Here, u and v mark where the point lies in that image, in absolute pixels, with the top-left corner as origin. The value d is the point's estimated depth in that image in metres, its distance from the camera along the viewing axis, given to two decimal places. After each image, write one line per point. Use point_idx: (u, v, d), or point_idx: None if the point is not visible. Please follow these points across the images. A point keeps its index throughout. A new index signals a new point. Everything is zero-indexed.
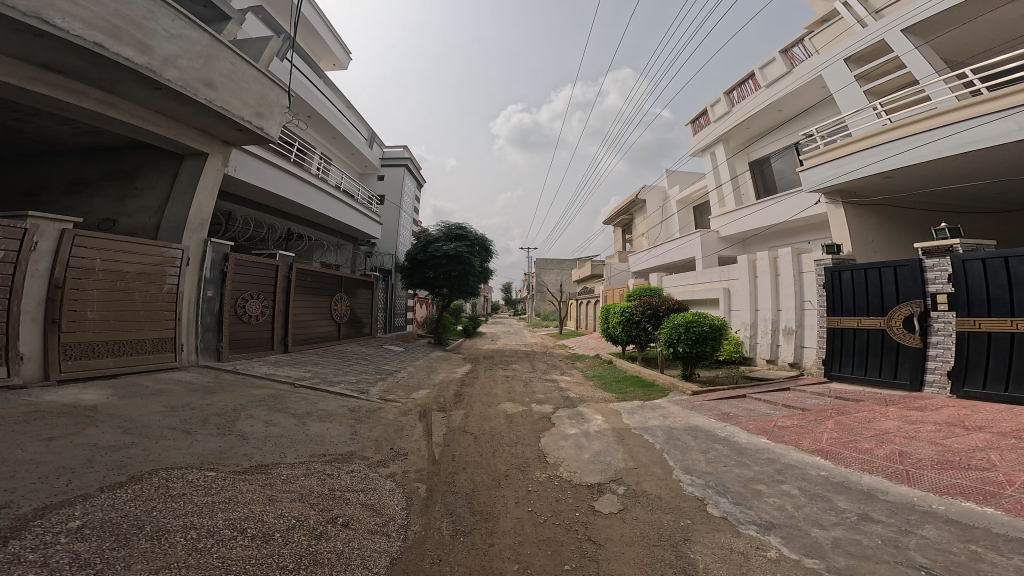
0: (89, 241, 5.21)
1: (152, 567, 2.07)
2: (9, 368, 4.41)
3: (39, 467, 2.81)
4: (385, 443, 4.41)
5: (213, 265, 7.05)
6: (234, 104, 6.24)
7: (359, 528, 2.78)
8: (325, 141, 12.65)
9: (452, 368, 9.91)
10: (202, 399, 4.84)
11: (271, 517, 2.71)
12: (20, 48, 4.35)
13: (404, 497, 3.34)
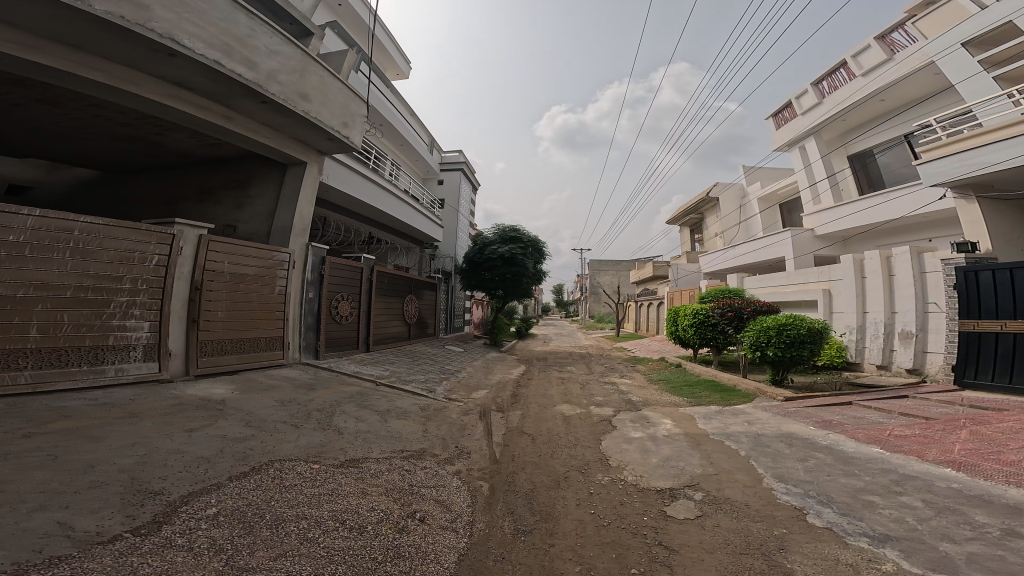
0: (217, 248, 5.89)
1: (271, 553, 2.34)
2: (162, 363, 5.11)
3: (183, 457, 3.25)
4: (454, 441, 4.54)
5: (313, 266, 7.57)
6: (324, 114, 6.72)
7: (433, 523, 2.92)
8: (393, 148, 13.24)
9: (508, 368, 10.05)
10: (302, 394, 5.27)
11: (364, 510, 2.95)
12: (160, 68, 4.92)
13: (472, 494, 3.45)
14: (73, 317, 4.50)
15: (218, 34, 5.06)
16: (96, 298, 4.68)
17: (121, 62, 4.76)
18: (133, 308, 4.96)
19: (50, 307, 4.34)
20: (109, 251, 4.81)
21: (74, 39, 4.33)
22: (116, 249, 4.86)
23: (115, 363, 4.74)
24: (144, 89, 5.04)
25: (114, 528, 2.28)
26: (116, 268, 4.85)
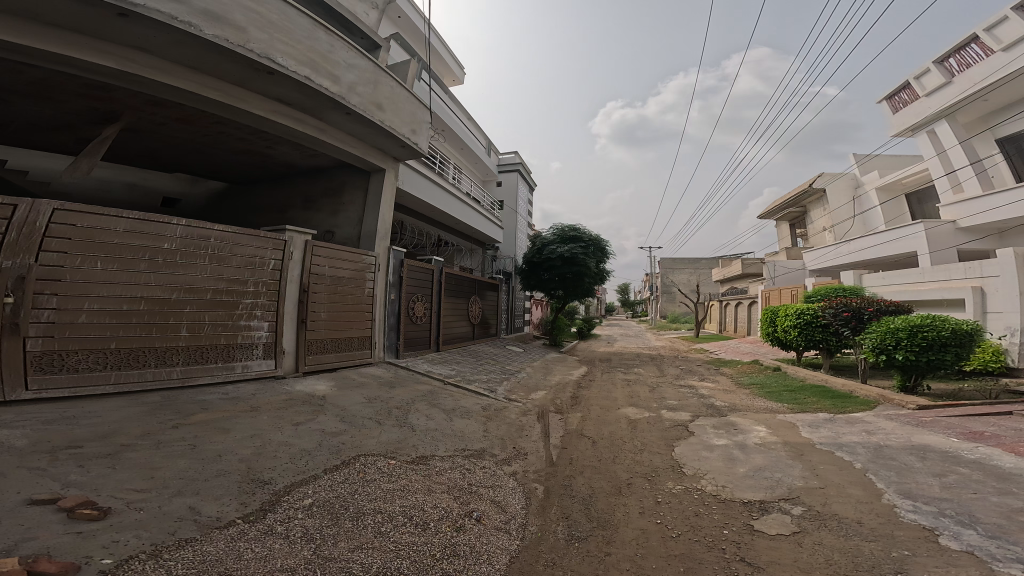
0: (321, 253, 6.36)
1: (350, 545, 2.54)
2: (277, 360, 5.60)
3: (289, 449, 3.58)
4: (510, 441, 4.52)
5: (393, 268, 7.89)
6: (396, 122, 6.92)
7: (488, 524, 2.91)
8: (455, 152, 13.57)
9: (568, 369, 9.86)
10: (387, 392, 5.49)
11: (427, 507, 3.02)
12: (263, 85, 5.38)
13: (528, 497, 3.39)
14: (213, 317, 5.06)
15: (306, 51, 5.39)
16: (228, 300, 5.20)
17: (232, 81, 5.27)
18: (256, 309, 5.48)
19: (195, 308, 4.91)
20: (237, 256, 5.34)
21: (197, 62, 4.86)
22: (240, 256, 5.38)
23: (241, 359, 5.26)
24: (252, 105, 5.57)
25: (230, 514, 2.60)
26: (243, 273, 5.37)
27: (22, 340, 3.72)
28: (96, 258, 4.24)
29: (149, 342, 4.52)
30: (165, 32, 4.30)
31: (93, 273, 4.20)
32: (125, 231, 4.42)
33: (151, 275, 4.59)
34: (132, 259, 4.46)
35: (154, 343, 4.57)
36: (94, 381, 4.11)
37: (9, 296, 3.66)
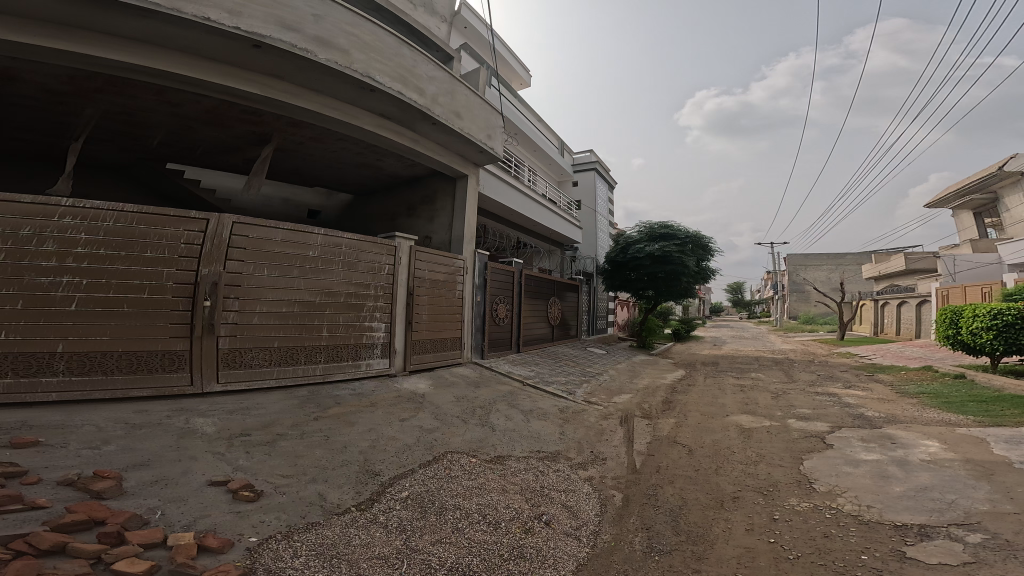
0: (425, 256, 6.07)
1: (434, 537, 2.68)
2: (390, 360, 5.45)
3: (397, 443, 3.72)
4: (587, 444, 4.26)
5: (479, 271, 7.36)
6: (474, 129, 6.30)
7: (557, 528, 2.84)
8: (528, 155, 13.48)
9: (660, 373, 9.12)
10: (475, 391, 5.37)
11: (499, 506, 3.03)
12: (367, 102, 5.12)
13: (601, 503, 3.23)
14: (344, 319, 5.07)
15: (395, 68, 5.02)
16: (355, 302, 5.16)
17: (343, 98, 5.03)
18: (377, 310, 5.38)
19: (333, 310, 4.97)
20: (362, 261, 5.26)
21: (314, 83, 4.69)
22: (364, 263, 5.30)
23: (367, 359, 5.22)
24: (361, 121, 5.31)
25: (347, 501, 2.93)
26: (366, 278, 5.29)
27: (212, 339, 4.07)
28: (262, 266, 4.43)
29: (301, 342, 4.67)
30: (290, 58, 4.23)
31: (262, 279, 4.43)
32: (280, 241, 4.56)
33: (299, 281, 4.70)
34: (289, 266, 4.64)
35: (304, 342, 4.71)
36: (263, 375, 4.37)
37: (207, 300, 4.05)
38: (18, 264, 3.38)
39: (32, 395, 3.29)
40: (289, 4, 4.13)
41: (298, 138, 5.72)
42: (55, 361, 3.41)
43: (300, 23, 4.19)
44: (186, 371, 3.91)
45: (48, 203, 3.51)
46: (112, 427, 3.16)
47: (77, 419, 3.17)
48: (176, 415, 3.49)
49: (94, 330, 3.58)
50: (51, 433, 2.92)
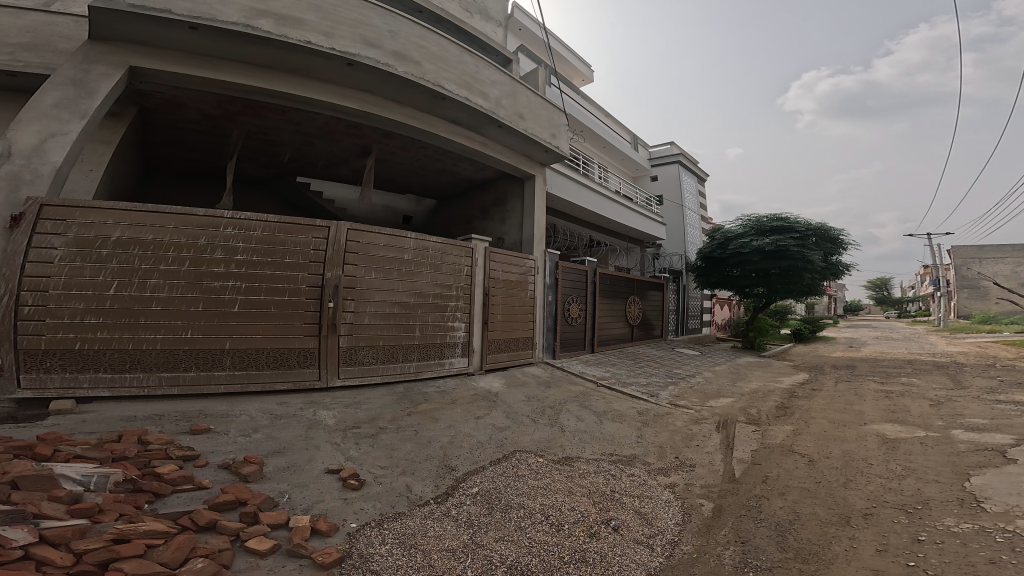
0: (499, 256, 5.79)
1: (497, 534, 2.60)
2: (469, 359, 5.28)
3: (469, 440, 3.68)
4: (670, 450, 3.82)
5: (549, 271, 6.77)
6: (537, 130, 6.02)
7: (627, 535, 2.60)
8: (598, 152, 12.98)
9: (774, 376, 7.93)
10: (545, 390, 5.04)
11: (563, 508, 2.87)
12: (441, 111, 5.15)
13: (683, 511, 2.88)
14: (432, 319, 4.94)
15: (460, 74, 5.03)
16: (439, 303, 5.02)
17: (422, 109, 5.10)
18: (458, 311, 5.21)
19: (425, 311, 4.89)
20: (448, 262, 5.12)
21: (395, 95, 4.81)
22: (447, 266, 5.17)
23: (450, 358, 5.09)
24: (437, 129, 5.32)
25: (426, 494, 2.99)
26: (449, 279, 5.16)
27: (334, 338, 4.21)
28: (373, 270, 4.49)
29: (399, 341, 4.65)
30: (376, 74, 4.40)
31: (371, 281, 4.47)
32: (384, 243, 4.58)
33: (397, 283, 4.67)
34: (393, 268, 4.64)
35: (403, 342, 4.70)
36: (371, 371, 4.43)
37: (331, 300, 4.19)
38: (196, 270, 3.75)
39: (207, 386, 3.68)
40: (369, 23, 4.32)
41: (391, 149, 5.98)
42: (223, 357, 3.77)
43: (380, 38, 4.36)
44: (314, 367, 4.12)
45: (215, 216, 3.85)
46: (261, 416, 3.54)
47: (237, 408, 3.58)
48: (305, 406, 3.79)
49: (248, 329, 3.90)
50: (219, 420, 3.35)
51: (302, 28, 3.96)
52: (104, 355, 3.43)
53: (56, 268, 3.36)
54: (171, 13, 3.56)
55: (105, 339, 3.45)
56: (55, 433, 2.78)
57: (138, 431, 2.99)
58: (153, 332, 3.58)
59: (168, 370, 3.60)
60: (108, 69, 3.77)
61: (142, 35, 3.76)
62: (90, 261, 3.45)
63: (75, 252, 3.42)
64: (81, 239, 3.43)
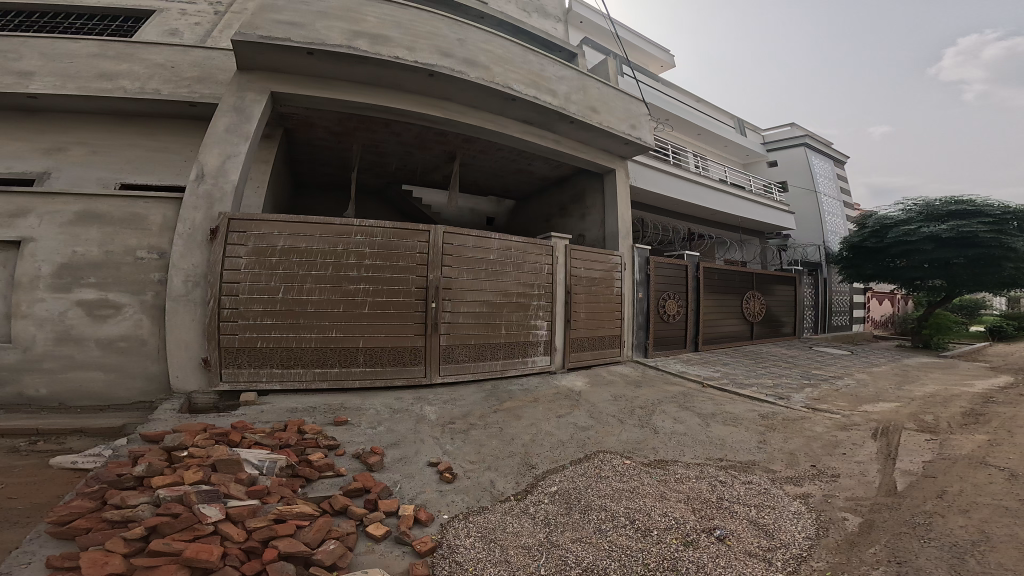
0: (580, 253, 5.40)
1: (574, 535, 2.44)
2: (550, 357, 4.98)
3: (550, 438, 3.54)
4: (805, 455, 3.14)
5: (641, 267, 6.17)
6: (616, 123, 5.50)
7: (736, 547, 2.20)
8: (692, 140, 12.00)
9: (959, 378, 6.23)
10: (634, 390, 4.60)
11: (656, 514, 2.56)
12: (517, 111, 4.89)
13: (816, 524, 2.34)
14: (517, 317, 4.74)
15: (528, 74, 4.76)
16: (523, 301, 4.79)
17: (492, 111, 4.89)
18: (541, 309, 4.94)
19: (508, 311, 4.67)
20: (525, 264, 4.86)
21: (472, 101, 4.66)
22: (529, 266, 4.92)
23: (533, 356, 4.83)
24: (509, 130, 5.07)
25: (506, 491, 2.94)
26: (531, 279, 4.87)
27: (436, 337, 4.19)
28: (462, 271, 4.37)
29: (488, 341, 4.51)
30: (455, 83, 4.31)
31: (460, 283, 4.34)
32: (470, 244, 4.45)
33: (486, 283, 4.54)
34: (481, 269, 4.51)
35: (490, 341, 4.53)
36: (466, 369, 4.38)
37: (431, 302, 4.15)
38: (339, 273, 3.85)
39: (346, 382, 3.86)
40: (440, 34, 4.27)
41: (473, 154, 6.01)
42: (357, 355, 3.89)
43: (453, 48, 4.27)
44: (420, 364, 4.12)
45: (347, 224, 3.90)
46: (382, 410, 3.71)
47: (367, 402, 3.77)
48: (415, 400, 3.92)
49: (376, 328, 3.97)
50: (355, 413, 3.61)
51: (390, 45, 3.98)
52: (275, 354, 3.68)
53: (242, 275, 3.62)
54: (290, 41, 3.66)
55: (277, 338, 3.69)
56: (243, 421, 3.26)
57: (297, 421, 3.35)
58: (309, 333, 3.77)
59: (317, 366, 3.80)
60: (255, 95, 3.97)
61: (276, 62, 3.90)
62: (265, 268, 3.66)
63: (254, 260, 3.66)
64: (255, 249, 3.66)
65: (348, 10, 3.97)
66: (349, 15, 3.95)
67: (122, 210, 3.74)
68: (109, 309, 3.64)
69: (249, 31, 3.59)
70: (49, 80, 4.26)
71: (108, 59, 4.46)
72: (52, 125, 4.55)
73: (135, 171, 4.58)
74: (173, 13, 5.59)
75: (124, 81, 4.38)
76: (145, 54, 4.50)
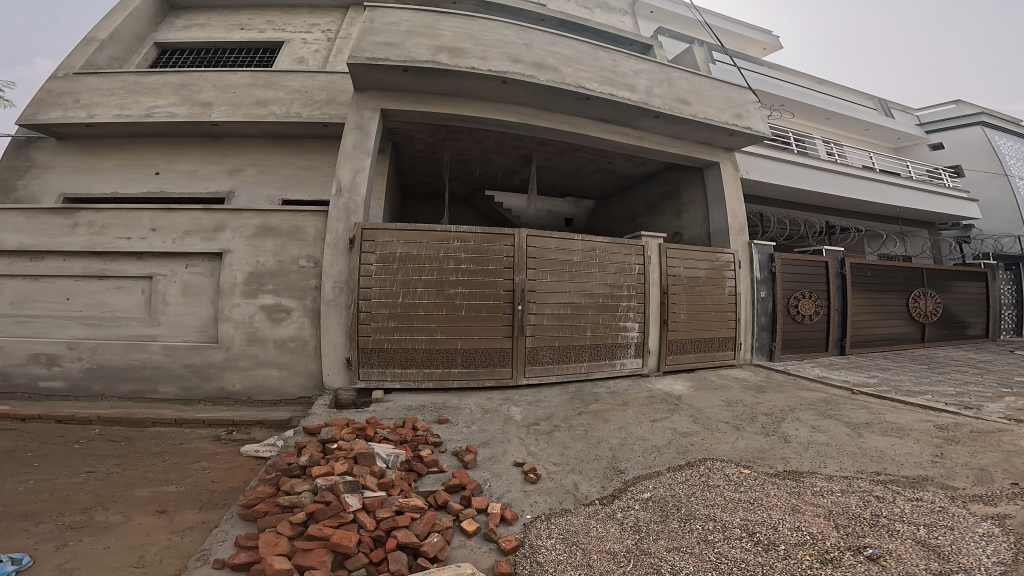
0: (678, 252, 5.36)
1: (670, 546, 2.14)
2: (644, 360, 5.00)
3: (643, 443, 3.28)
4: (1004, 472, 2.30)
5: (761, 265, 5.97)
6: (713, 113, 5.37)
7: (895, 569, 1.69)
8: (820, 126, 10.68)
9: None
10: (756, 396, 4.27)
11: (785, 528, 2.09)
12: (594, 109, 4.94)
13: (1016, 548, 1.68)
14: (603, 319, 4.79)
15: (600, 71, 4.79)
16: (610, 303, 4.83)
17: (569, 112, 5.01)
18: (630, 310, 4.95)
19: (594, 311, 4.73)
20: (611, 263, 4.88)
21: (545, 103, 4.81)
22: (614, 265, 4.92)
23: (622, 358, 4.87)
24: (587, 129, 5.17)
25: (591, 494, 2.74)
26: (620, 279, 4.90)
27: (523, 338, 4.38)
28: (546, 272, 4.54)
29: (573, 342, 4.60)
30: (524, 87, 4.46)
31: (546, 284, 4.52)
32: (553, 246, 4.60)
33: (569, 283, 4.64)
34: (566, 270, 4.63)
35: (574, 341, 4.62)
36: (550, 371, 4.51)
37: (518, 304, 4.36)
38: (441, 279, 4.20)
39: (448, 381, 4.18)
40: (509, 41, 4.50)
41: (549, 156, 6.25)
42: (456, 356, 4.20)
43: (521, 52, 4.47)
44: (508, 365, 4.34)
45: (447, 232, 4.27)
46: (476, 408, 3.89)
47: (463, 402, 3.98)
48: (504, 401, 4.05)
49: (472, 329, 4.25)
50: (456, 413, 3.77)
51: (466, 56, 4.24)
52: (395, 352, 4.11)
53: (373, 280, 4.09)
54: (388, 60, 4.03)
55: (397, 339, 4.11)
56: (374, 418, 3.57)
57: (411, 420, 3.56)
58: (422, 334, 4.15)
59: (426, 366, 4.16)
60: (370, 112, 4.45)
61: (381, 81, 4.34)
62: (390, 274, 4.11)
63: (381, 266, 4.11)
64: (383, 257, 4.12)
65: (429, 27, 4.36)
66: (430, 32, 4.31)
67: (288, 223, 4.33)
68: (282, 313, 4.25)
69: (357, 55, 4.00)
70: (225, 108, 5.27)
71: (257, 87, 5.45)
72: (228, 150, 5.62)
73: (292, 186, 5.58)
74: (298, 43, 6.50)
75: (274, 106, 5.32)
76: (285, 82, 5.45)
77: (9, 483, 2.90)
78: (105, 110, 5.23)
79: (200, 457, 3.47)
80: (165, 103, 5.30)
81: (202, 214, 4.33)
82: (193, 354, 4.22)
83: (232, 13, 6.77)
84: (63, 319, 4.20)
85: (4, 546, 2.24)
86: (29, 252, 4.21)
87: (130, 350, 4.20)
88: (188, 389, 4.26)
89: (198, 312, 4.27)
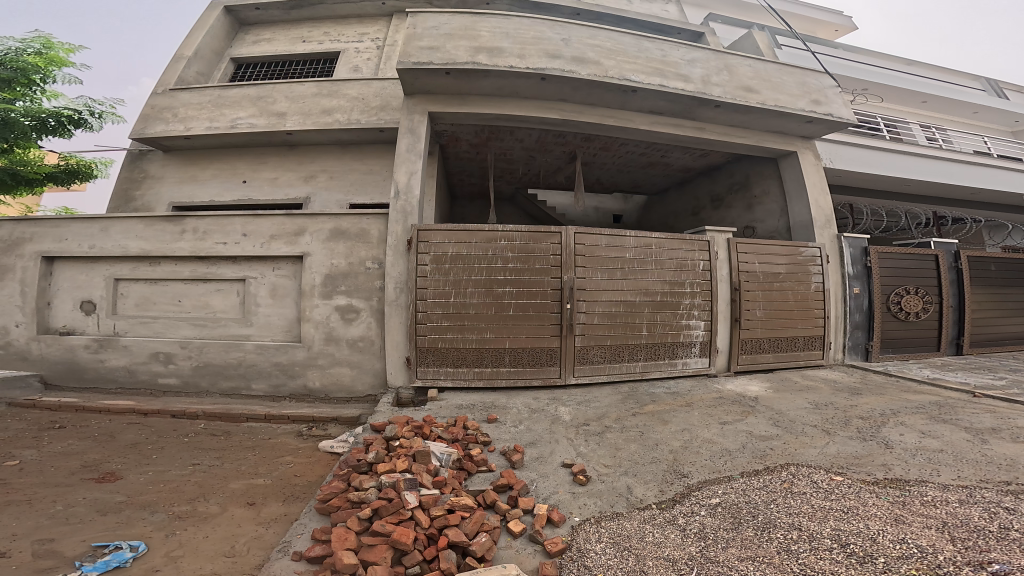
0: (749, 246, 5.03)
1: (743, 554, 1.87)
2: (711, 359, 4.77)
3: (711, 446, 3.00)
4: None
5: (853, 260, 5.40)
6: (786, 99, 5.03)
7: None
8: (913, 111, 9.80)
9: None
10: (849, 399, 3.81)
11: (887, 540, 1.75)
12: (639, 102, 4.89)
13: None
14: (661, 318, 4.62)
15: (647, 62, 4.74)
16: (669, 301, 4.65)
17: (615, 105, 4.99)
18: (694, 309, 4.73)
19: (650, 310, 4.59)
20: (668, 259, 4.71)
21: (587, 98, 4.86)
22: (673, 260, 4.73)
23: (686, 357, 4.69)
24: (635, 122, 5.10)
25: (648, 497, 2.52)
26: (679, 275, 4.71)
27: (572, 337, 4.35)
28: (599, 270, 4.47)
29: (626, 342, 4.51)
30: (565, 83, 4.54)
31: (598, 282, 4.45)
32: (606, 245, 4.53)
33: (623, 281, 4.53)
34: (618, 268, 4.53)
35: (627, 342, 4.52)
36: (601, 370, 4.45)
37: (568, 303, 4.33)
38: (489, 279, 4.30)
39: (496, 381, 4.27)
40: (547, 39, 4.62)
41: (594, 152, 6.22)
42: (505, 355, 4.28)
43: (559, 49, 4.57)
44: (556, 365, 4.34)
45: (496, 232, 4.36)
46: (524, 408, 3.88)
47: (510, 401, 4.00)
48: (551, 401, 4.01)
49: (520, 329, 4.30)
50: (504, 412, 3.76)
51: (503, 55, 4.42)
52: (448, 352, 4.25)
53: (429, 281, 4.27)
54: (431, 63, 4.30)
55: (451, 339, 4.25)
56: (430, 417, 3.57)
57: (462, 419, 3.53)
58: (472, 334, 4.26)
59: (477, 365, 4.26)
60: (420, 116, 4.73)
61: (429, 85, 4.63)
62: (443, 275, 4.27)
63: (436, 267, 4.29)
64: (438, 259, 4.30)
65: (468, 29, 4.59)
66: (469, 34, 4.55)
67: (355, 226, 4.70)
68: (353, 313, 4.57)
69: (404, 60, 4.32)
70: (297, 118, 6.01)
71: (322, 97, 6.17)
72: (302, 158, 6.37)
73: (357, 192, 6.16)
74: (351, 52, 7.30)
75: (338, 114, 5.97)
76: (345, 90, 6.14)
77: (131, 474, 3.25)
78: (198, 123, 6.10)
79: (285, 451, 3.73)
80: (246, 115, 6.12)
81: (284, 220, 4.79)
82: (280, 353, 4.66)
83: (294, 27, 7.65)
84: (176, 320, 4.85)
85: (125, 533, 2.46)
86: (148, 258, 4.92)
87: (228, 350, 4.75)
88: (275, 385, 4.70)
89: (284, 312, 4.74)
